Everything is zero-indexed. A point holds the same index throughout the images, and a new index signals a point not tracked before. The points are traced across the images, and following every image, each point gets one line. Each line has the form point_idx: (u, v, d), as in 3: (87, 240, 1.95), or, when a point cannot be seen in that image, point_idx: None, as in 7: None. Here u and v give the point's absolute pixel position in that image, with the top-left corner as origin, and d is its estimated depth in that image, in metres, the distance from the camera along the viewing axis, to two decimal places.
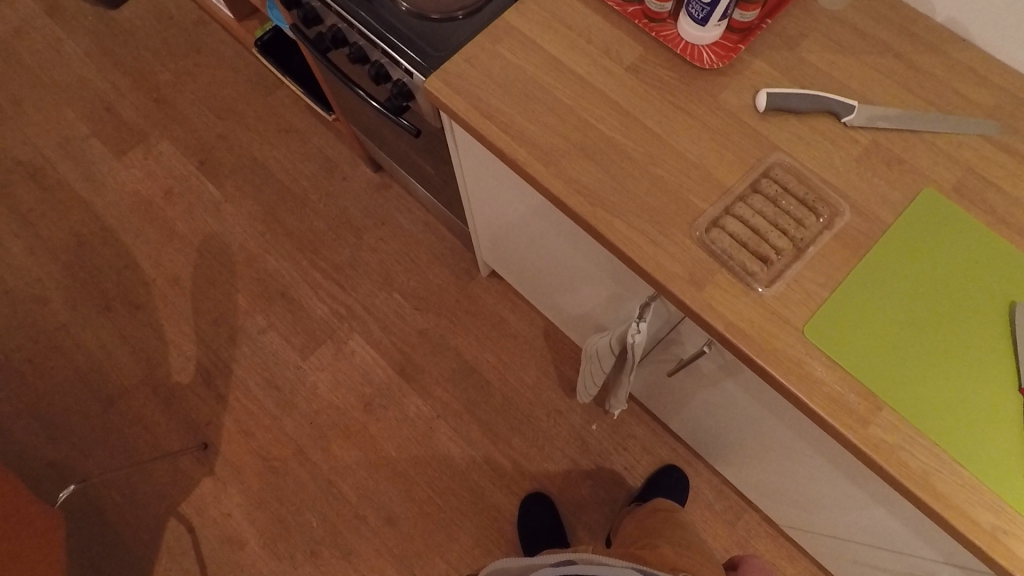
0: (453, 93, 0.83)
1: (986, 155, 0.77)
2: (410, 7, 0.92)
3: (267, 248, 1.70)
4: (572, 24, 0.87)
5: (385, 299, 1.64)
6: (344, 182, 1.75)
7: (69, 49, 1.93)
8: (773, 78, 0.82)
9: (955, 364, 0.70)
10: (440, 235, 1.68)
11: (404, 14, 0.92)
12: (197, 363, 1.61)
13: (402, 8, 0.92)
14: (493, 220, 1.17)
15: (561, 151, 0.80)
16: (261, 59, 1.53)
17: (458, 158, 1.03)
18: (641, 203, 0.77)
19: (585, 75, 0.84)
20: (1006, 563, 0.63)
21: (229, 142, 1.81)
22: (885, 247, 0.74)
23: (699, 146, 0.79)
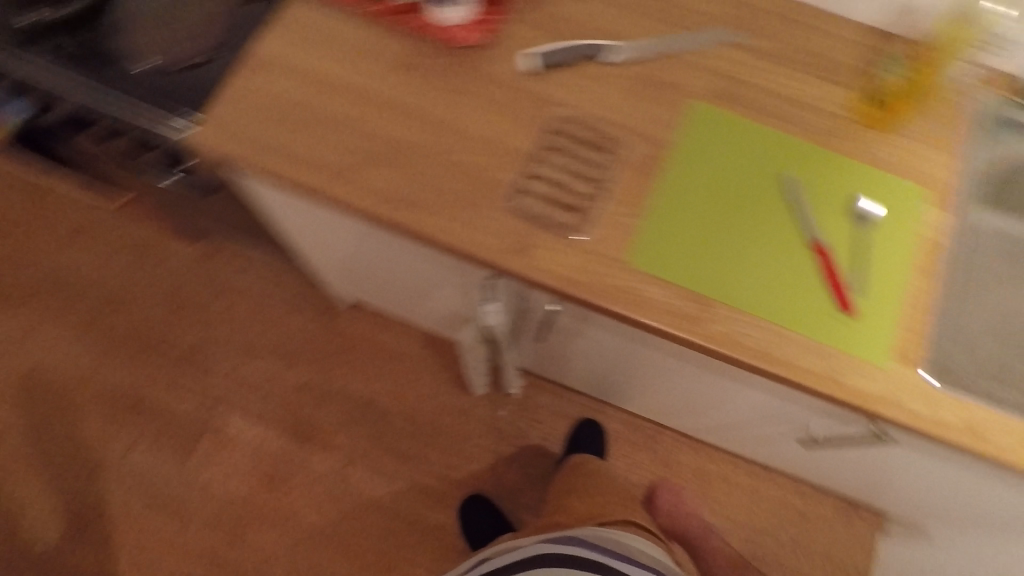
0: (220, 142, 0.77)
1: (730, 55, 0.85)
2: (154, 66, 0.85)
3: (101, 363, 1.51)
4: (321, 33, 0.82)
5: (251, 368, 1.53)
6: (162, 263, 1.59)
7: None
8: (531, 36, 0.84)
9: (758, 244, 0.77)
10: (286, 283, 1.59)
11: (148, 74, 0.85)
12: (61, 515, 1.42)
13: (144, 69, 0.85)
14: (327, 259, 1.13)
15: (353, 167, 0.77)
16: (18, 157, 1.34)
17: (268, 216, 0.99)
18: (447, 193, 0.77)
19: (351, 82, 0.80)
20: (843, 396, 0.72)
21: (12, 263, 1.58)
22: (671, 163, 0.79)
23: (483, 119, 0.79)
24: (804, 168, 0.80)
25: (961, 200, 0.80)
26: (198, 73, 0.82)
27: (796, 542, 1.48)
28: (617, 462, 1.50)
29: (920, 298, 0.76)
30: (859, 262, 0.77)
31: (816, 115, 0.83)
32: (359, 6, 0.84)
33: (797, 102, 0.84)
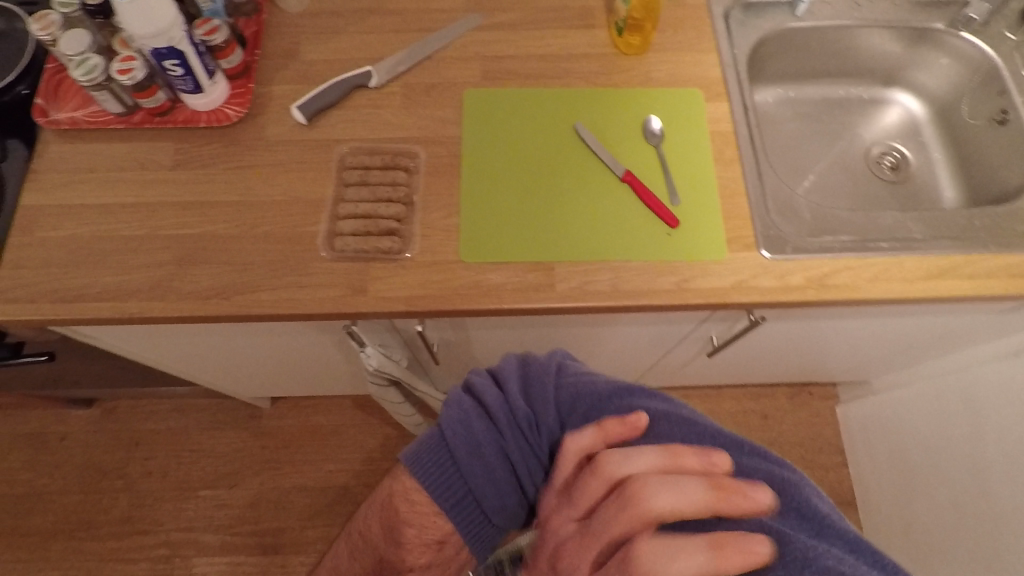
0: (25, 304, 0.74)
1: (485, 40, 0.89)
2: None
3: (37, 567, 1.41)
4: (92, 165, 0.81)
5: (195, 504, 1.46)
6: (66, 441, 1.51)
7: None
8: (297, 92, 0.85)
9: (572, 194, 0.80)
10: (199, 408, 1.54)
11: None
12: None
13: None
14: (201, 368, 1.09)
15: (167, 276, 0.76)
16: None
17: (117, 351, 0.94)
18: (268, 263, 0.76)
19: (139, 199, 0.79)
20: (700, 297, 0.75)
21: None
22: (468, 153, 0.82)
23: (279, 183, 0.80)
24: (589, 112, 0.85)
25: (733, 86, 0.86)
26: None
27: (768, 440, 1.53)
28: None
29: (731, 185, 0.81)
30: (667, 175, 0.81)
31: (583, 62, 0.88)
32: (121, 124, 0.83)
33: (561, 56, 0.88)
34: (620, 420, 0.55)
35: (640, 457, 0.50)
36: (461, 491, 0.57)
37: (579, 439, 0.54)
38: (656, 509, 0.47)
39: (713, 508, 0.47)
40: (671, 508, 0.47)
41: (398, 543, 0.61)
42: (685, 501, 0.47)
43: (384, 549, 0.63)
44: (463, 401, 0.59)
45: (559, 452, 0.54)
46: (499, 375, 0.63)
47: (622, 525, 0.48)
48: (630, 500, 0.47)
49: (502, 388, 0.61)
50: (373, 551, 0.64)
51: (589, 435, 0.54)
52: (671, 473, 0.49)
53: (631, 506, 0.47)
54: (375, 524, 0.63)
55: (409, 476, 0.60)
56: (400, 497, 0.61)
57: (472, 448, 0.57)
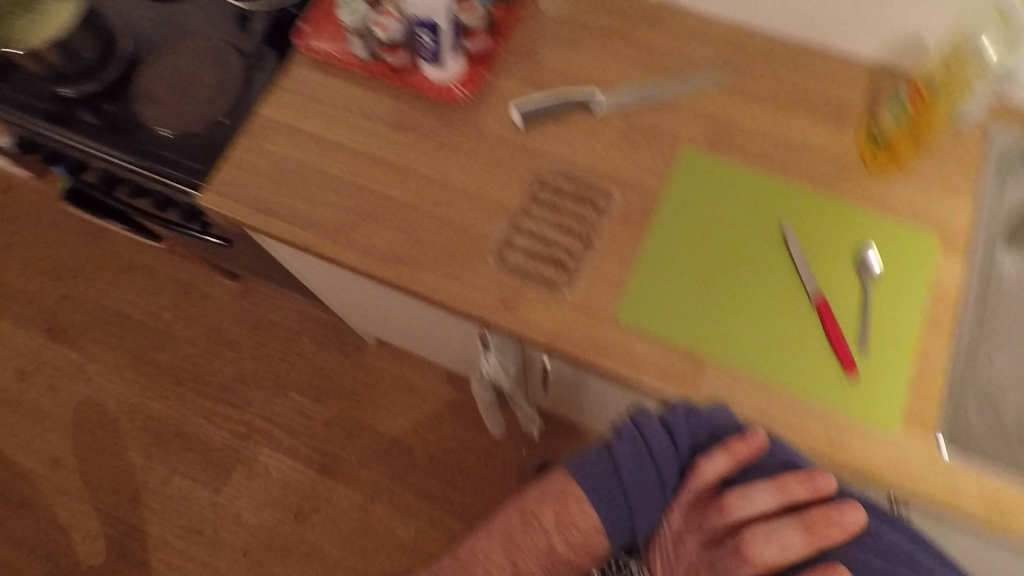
0: (230, 201, 0.82)
1: (724, 103, 0.84)
2: (172, 130, 0.89)
3: (147, 395, 1.61)
4: (324, 98, 0.87)
5: (282, 401, 1.58)
6: (206, 301, 1.69)
7: None
8: (523, 93, 0.86)
9: (753, 294, 0.74)
10: (317, 320, 1.65)
11: (168, 138, 0.89)
12: (108, 538, 1.50)
13: (164, 134, 0.89)
14: (339, 297, 1.16)
15: (349, 224, 0.80)
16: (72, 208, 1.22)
17: (282, 262, 1.02)
18: (436, 247, 0.78)
19: (352, 143, 0.84)
20: (846, 460, 0.68)
21: (74, 300, 1.71)
22: (661, 212, 0.78)
23: (475, 175, 0.81)
24: (804, 215, 0.78)
25: (979, 248, 0.75)
26: (212, 136, 0.88)
27: None
28: None
29: (934, 354, 0.71)
30: (863, 316, 0.72)
31: (818, 160, 0.80)
32: (359, 69, 0.88)
33: (795, 147, 0.81)
34: (746, 444, 0.63)
35: (760, 499, 0.59)
36: (620, 512, 0.64)
37: (713, 470, 0.62)
38: (763, 554, 0.56)
39: (814, 546, 0.57)
40: (777, 550, 0.56)
41: (566, 534, 0.64)
42: (789, 542, 0.56)
43: (557, 538, 0.64)
44: (636, 438, 0.65)
45: (700, 485, 0.63)
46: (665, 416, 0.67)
47: (732, 560, 0.58)
48: (743, 546, 0.57)
49: (670, 434, 0.65)
50: (545, 536, 0.65)
51: (722, 467, 0.62)
52: (780, 516, 0.58)
53: (743, 551, 0.57)
54: (550, 515, 0.65)
55: (576, 488, 0.64)
56: (565, 500, 0.65)
57: (636, 484, 0.64)
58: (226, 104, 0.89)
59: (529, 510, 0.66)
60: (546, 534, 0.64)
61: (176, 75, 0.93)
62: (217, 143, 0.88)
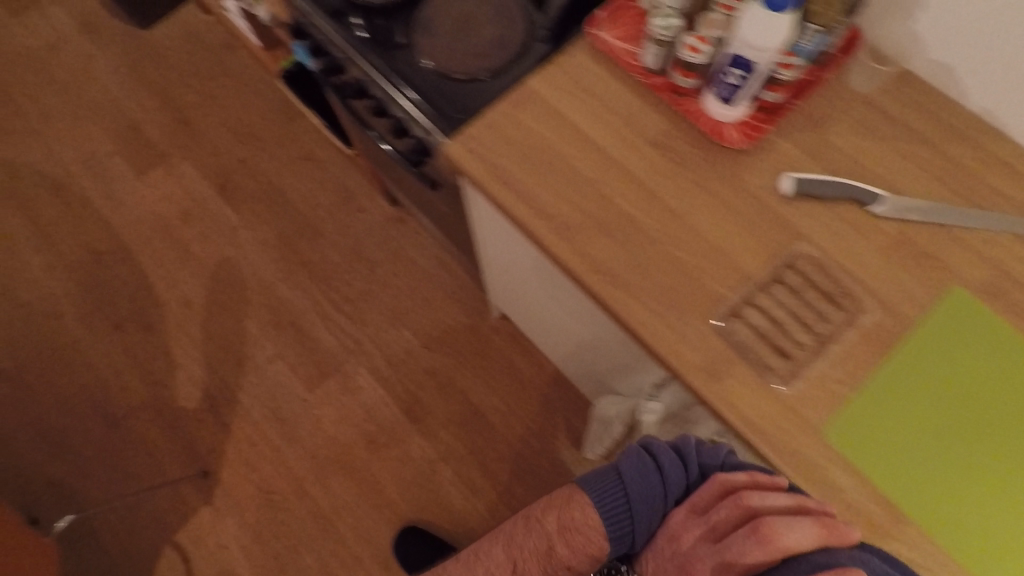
0: (474, 161, 0.82)
1: (1017, 255, 0.75)
2: (434, 64, 0.90)
3: (281, 277, 1.70)
4: (595, 93, 0.85)
5: (395, 334, 1.63)
6: (361, 214, 1.75)
7: (101, 66, 1.97)
8: (800, 162, 0.80)
9: (980, 473, 0.67)
10: (453, 273, 1.68)
11: (426, 71, 0.90)
12: (203, 389, 1.60)
13: (424, 65, 0.90)
14: (498, 261, 1.08)
15: (579, 227, 0.78)
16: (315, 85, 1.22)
17: (473, 227, 1.03)
18: (658, 285, 0.75)
19: (608, 148, 0.82)
20: None
21: (250, 167, 1.82)
22: (910, 347, 0.71)
23: (722, 228, 0.77)
24: None
25: None
26: (469, 86, 0.88)
27: None
28: None
29: None
30: None
31: None
32: (641, 76, 0.85)
33: None
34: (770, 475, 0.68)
35: (774, 496, 0.65)
36: (622, 522, 0.73)
37: (731, 479, 0.69)
38: (782, 540, 0.61)
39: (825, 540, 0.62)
40: (795, 539, 0.61)
41: (565, 539, 0.75)
42: (808, 535, 0.62)
43: (555, 542, 0.75)
44: (645, 458, 0.73)
45: (711, 487, 0.69)
46: (678, 445, 0.76)
47: (751, 548, 0.63)
48: (763, 530, 0.62)
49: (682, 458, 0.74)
50: (544, 539, 0.76)
51: (740, 477, 0.68)
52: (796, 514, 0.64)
53: (759, 536, 0.62)
54: (551, 520, 0.76)
55: (583, 499, 0.75)
56: (570, 505, 0.76)
57: (641, 498, 0.72)
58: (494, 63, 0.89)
59: (532, 515, 0.78)
60: (546, 536, 0.76)
61: (460, 16, 0.92)
62: (472, 97, 0.88)
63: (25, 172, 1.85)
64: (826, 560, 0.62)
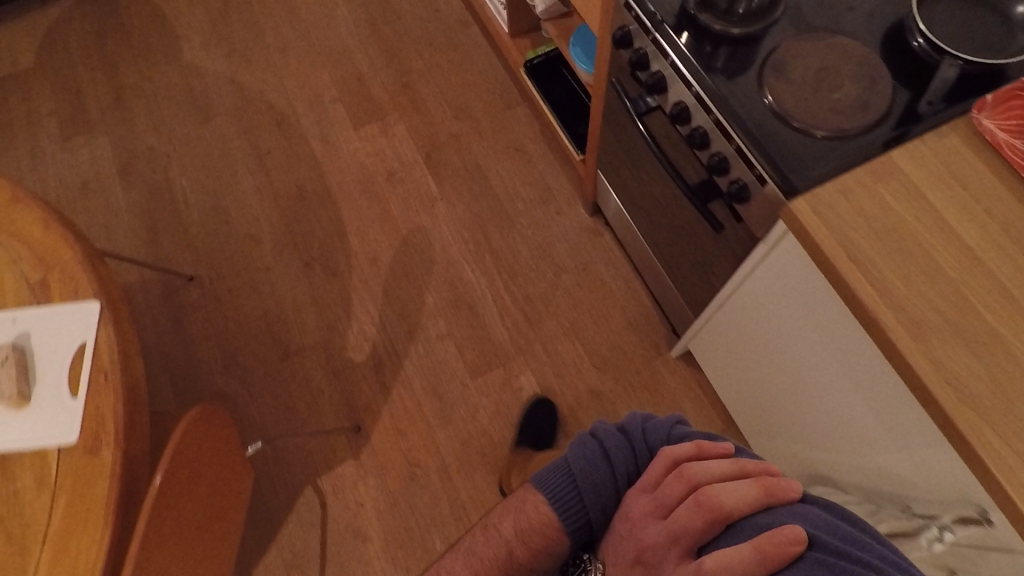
0: (821, 225, 0.76)
1: None
2: (774, 103, 0.85)
3: (467, 258, 1.71)
4: (968, 183, 0.77)
5: (567, 346, 1.60)
6: (557, 216, 1.73)
7: (341, 15, 2.06)
8: None
9: None
10: (637, 300, 1.64)
11: (764, 108, 0.85)
12: (372, 346, 1.63)
13: (764, 101, 0.85)
14: (761, 311, 1.02)
15: (935, 329, 0.70)
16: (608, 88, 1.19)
17: (753, 272, 0.98)
18: (1019, 417, 0.66)
19: (977, 248, 0.73)
20: None
21: (459, 144, 1.84)
22: None
23: None
24: None
25: None
26: (805, 140, 0.82)
27: None
28: None
29: None
30: None
31: None
32: None
33: None
34: (712, 443, 0.76)
35: (710, 464, 0.72)
36: (576, 511, 0.82)
37: (675, 452, 0.76)
38: (725, 503, 0.68)
39: (764, 499, 0.69)
40: (735, 500, 0.69)
41: (523, 541, 0.84)
42: (748, 496, 0.69)
43: (514, 543, 0.84)
44: (589, 444, 0.84)
45: (658, 463, 0.76)
46: (624, 427, 0.87)
47: (696, 517, 0.69)
48: (704, 500, 0.69)
49: (627, 437, 0.85)
50: (504, 544, 0.85)
51: (685, 449, 0.76)
52: (735, 480, 0.71)
53: (704, 505, 0.68)
54: (508, 525, 0.86)
55: (537, 495, 0.85)
56: (525, 505, 0.86)
57: (591, 483, 0.81)
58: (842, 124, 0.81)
59: (491, 523, 0.88)
60: (504, 542, 0.85)
61: (819, 64, 0.86)
62: (811, 152, 0.81)
63: (255, 100, 1.95)
64: (768, 523, 0.68)
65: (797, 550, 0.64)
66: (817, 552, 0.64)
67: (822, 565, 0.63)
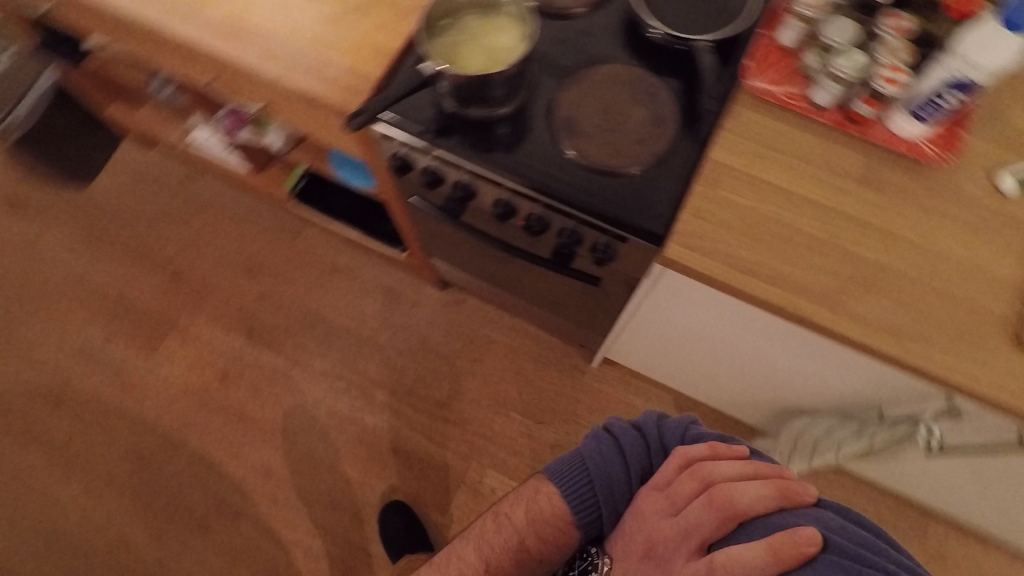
0: (701, 255, 0.75)
1: None
2: (578, 155, 0.82)
3: (358, 406, 1.55)
4: (778, 146, 0.80)
5: (503, 422, 1.53)
6: (413, 309, 1.63)
7: (50, 246, 1.71)
8: (1001, 156, 0.78)
9: None
10: (534, 338, 1.59)
11: (572, 163, 0.82)
12: (328, 557, 1.43)
13: (568, 158, 0.82)
14: (668, 321, 0.99)
15: (840, 291, 0.73)
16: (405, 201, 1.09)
17: (644, 295, 0.94)
18: (944, 324, 0.71)
19: (820, 199, 0.77)
20: None
21: (273, 301, 1.64)
22: None
23: (967, 245, 0.74)
24: None
25: None
26: (625, 176, 0.80)
27: None
28: None
29: None
30: None
31: None
32: (816, 114, 0.81)
33: None
34: (730, 446, 0.71)
35: (725, 464, 0.67)
36: (586, 502, 0.77)
37: (690, 451, 0.70)
38: (739, 502, 0.63)
39: (775, 499, 0.64)
40: (750, 499, 0.63)
41: (535, 531, 0.79)
42: (761, 495, 0.64)
43: (526, 533, 0.79)
44: (602, 437, 0.79)
45: (674, 460, 0.71)
46: (639, 425, 0.81)
47: (708, 512, 0.64)
48: (716, 495, 0.64)
49: (642, 437, 0.79)
50: (515, 534, 0.79)
51: (700, 449, 0.70)
52: (748, 476, 0.66)
53: (716, 502, 0.63)
54: (520, 514, 0.80)
55: (548, 485, 0.79)
56: (537, 496, 0.80)
57: (604, 476, 0.76)
58: (647, 150, 0.81)
59: (501, 512, 0.82)
60: (516, 531, 0.79)
61: (595, 103, 0.84)
62: (638, 185, 0.80)
63: (12, 395, 1.57)
64: (781, 522, 0.62)
65: (813, 553, 0.58)
66: (831, 554, 0.58)
67: (838, 567, 0.57)
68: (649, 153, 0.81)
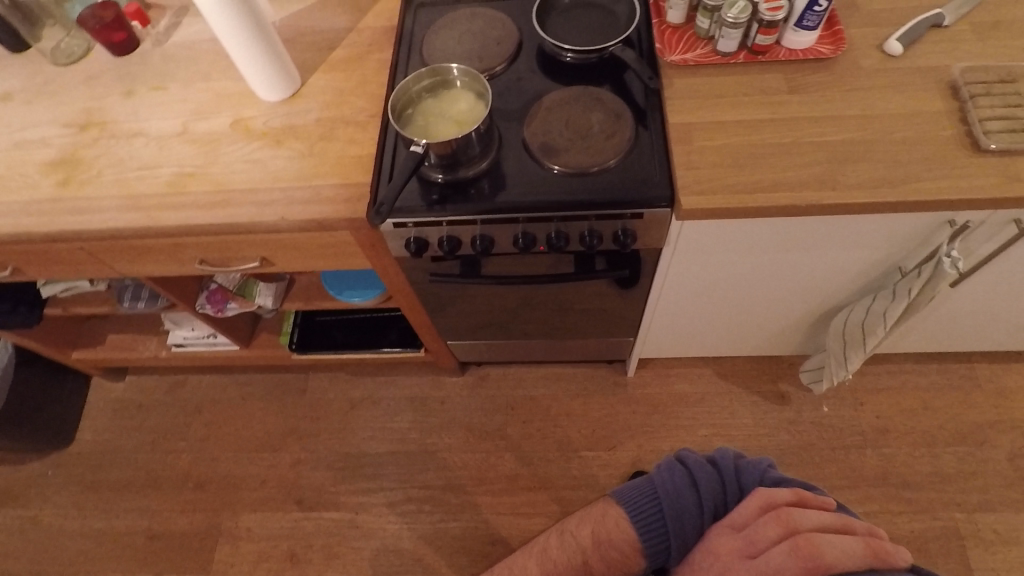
0: (711, 193, 0.85)
1: None
2: (567, 167, 0.91)
3: (437, 517, 1.50)
4: (717, 92, 0.94)
5: (578, 464, 1.53)
6: (445, 404, 1.63)
7: (57, 517, 1.59)
8: (876, 32, 0.96)
9: None
10: (566, 376, 1.63)
11: (565, 177, 0.91)
12: None
13: (559, 174, 0.91)
14: (693, 279, 1.08)
15: (828, 172, 0.85)
16: (419, 287, 1.14)
17: (669, 263, 1.02)
18: (916, 161, 0.85)
19: (770, 116, 0.91)
20: None
21: (309, 461, 1.59)
22: None
23: (893, 101, 0.90)
24: None
25: None
26: (613, 167, 0.91)
27: None
28: (967, 409, 1.48)
29: None
30: None
31: None
32: (730, 60, 0.96)
33: None
34: (816, 497, 0.72)
35: (816, 514, 0.68)
36: (655, 532, 0.78)
37: (773, 494, 0.72)
38: (827, 556, 0.64)
39: (869, 558, 0.64)
40: (839, 555, 0.64)
41: (599, 552, 0.82)
42: (852, 552, 0.64)
43: (591, 555, 0.82)
44: (678, 468, 0.81)
45: (754, 501, 0.72)
46: (716, 460, 0.83)
47: (795, 559, 0.64)
48: (805, 546, 0.65)
49: (718, 471, 0.81)
50: (578, 551, 0.83)
51: (785, 496, 0.72)
52: (838, 530, 0.67)
53: (803, 552, 0.64)
54: (585, 533, 0.84)
55: (618, 509, 0.82)
56: (605, 518, 0.83)
57: (676, 509, 0.78)
58: (620, 141, 0.92)
59: (567, 529, 0.85)
60: (580, 550, 0.83)
61: (556, 125, 0.95)
62: (627, 170, 0.91)
63: None
64: None
65: None
66: None
67: None
68: (622, 142, 0.92)
